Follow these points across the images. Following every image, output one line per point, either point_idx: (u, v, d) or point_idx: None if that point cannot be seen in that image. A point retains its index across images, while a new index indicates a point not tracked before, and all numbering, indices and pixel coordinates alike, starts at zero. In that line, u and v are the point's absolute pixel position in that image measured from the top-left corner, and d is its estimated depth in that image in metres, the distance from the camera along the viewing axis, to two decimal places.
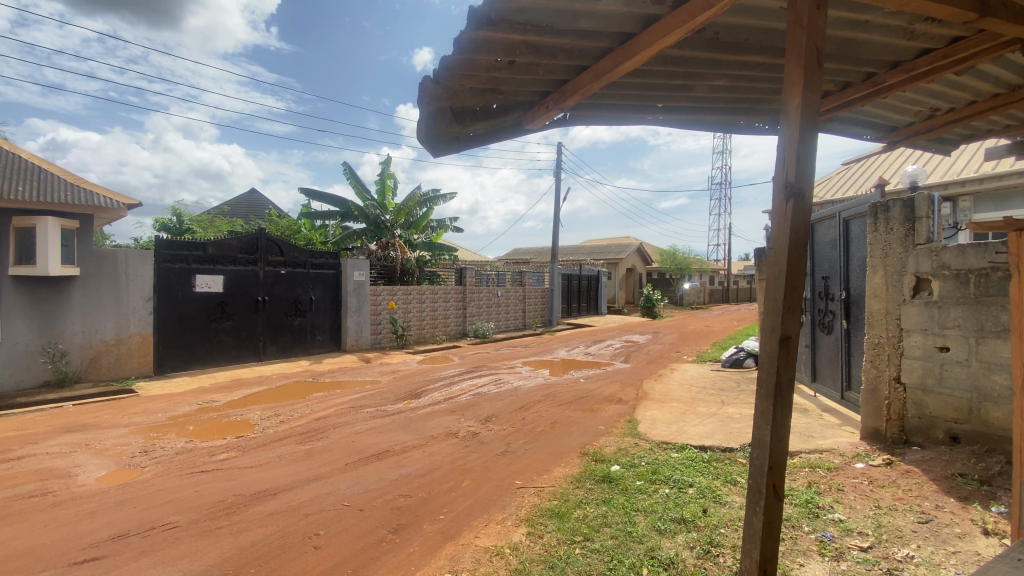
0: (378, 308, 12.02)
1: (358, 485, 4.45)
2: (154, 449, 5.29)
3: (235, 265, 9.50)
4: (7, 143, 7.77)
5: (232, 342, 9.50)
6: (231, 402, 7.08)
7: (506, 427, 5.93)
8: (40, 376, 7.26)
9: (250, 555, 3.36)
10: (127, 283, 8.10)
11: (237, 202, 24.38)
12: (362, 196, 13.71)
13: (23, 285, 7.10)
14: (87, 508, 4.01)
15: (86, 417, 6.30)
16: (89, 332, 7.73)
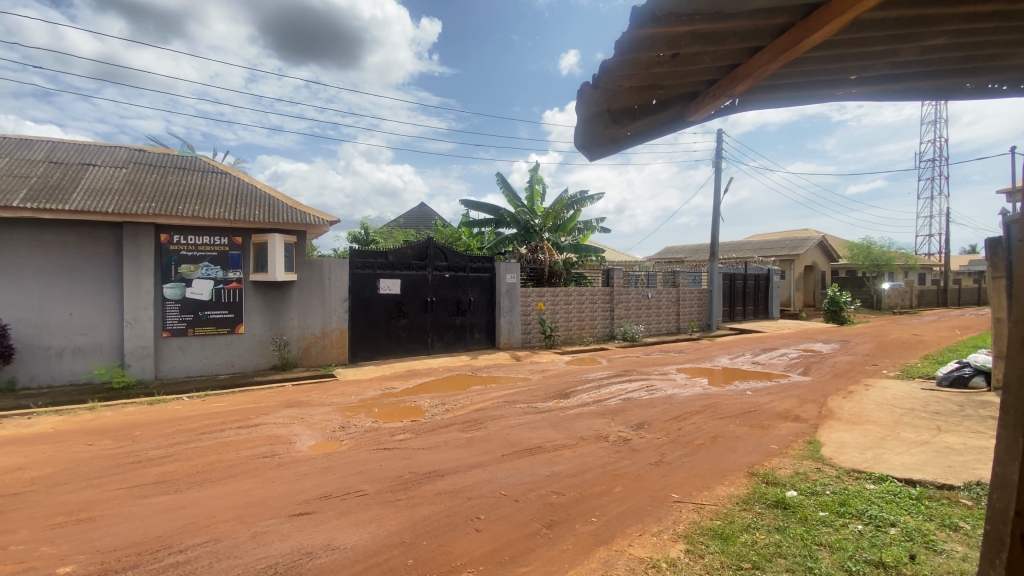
0: (529, 308, 12.50)
1: (513, 476, 4.69)
2: (349, 426, 6.28)
3: (409, 270, 10.75)
4: (249, 178, 9.98)
5: (407, 338, 10.77)
6: (406, 390, 8.04)
7: (660, 435, 5.68)
8: (270, 359, 9.15)
9: (424, 528, 3.78)
10: (330, 286, 9.72)
11: (409, 215, 27.75)
12: (514, 203, 14.40)
13: (259, 287, 9.03)
14: (302, 470, 4.93)
15: (301, 395, 7.76)
16: (304, 326, 9.48)
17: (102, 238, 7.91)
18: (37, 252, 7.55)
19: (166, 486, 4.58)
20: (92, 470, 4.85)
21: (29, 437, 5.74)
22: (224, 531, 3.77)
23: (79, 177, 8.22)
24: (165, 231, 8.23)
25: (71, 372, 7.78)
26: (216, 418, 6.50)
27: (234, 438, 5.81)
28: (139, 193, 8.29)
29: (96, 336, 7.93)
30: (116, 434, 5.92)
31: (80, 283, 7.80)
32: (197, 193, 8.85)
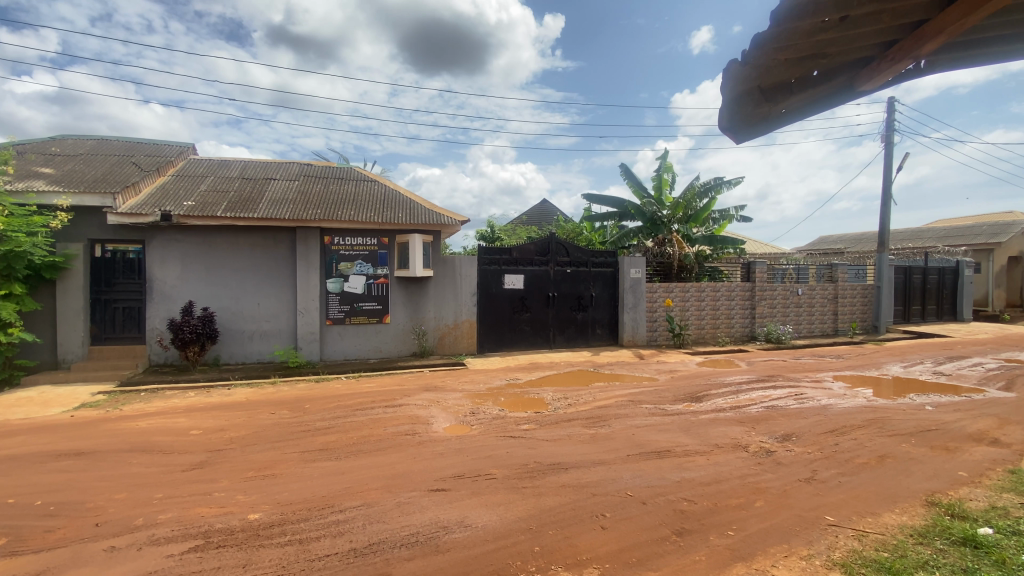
0: (655, 304, 12.00)
1: (640, 478, 4.56)
2: (478, 412, 6.65)
3: (532, 266, 11.00)
4: (393, 185, 11.07)
5: (531, 331, 11.05)
6: (530, 382, 8.26)
7: (810, 450, 5.08)
8: (411, 347, 10.06)
9: (550, 518, 3.86)
10: (460, 281, 10.38)
11: (532, 212, 28.36)
12: (639, 194, 13.90)
13: (401, 282, 9.97)
14: (438, 450, 5.35)
15: (436, 381, 8.41)
16: (438, 317, 10.26)
17: (281, 240, 9.39)
18: (235, 253, 9.22)
19: (329, 453, 5.31)
20: (275, 435, 5.82)
21: (230, 404, 7.06)
22: (374, 498, 4.25)
23: (264, 190, 9.86)
24: (327, 233, 9.50)
25: (259, 352, 9.39)
26: (367, 397, 7.36)
27: (380, 416, 6.52)
28: (308, 201, 9.67)
29: (277, 323, 9.45)
30: (291, 405, 7.02)
31: (266, 278, 9.36)
32: (352, 199, 10.05)
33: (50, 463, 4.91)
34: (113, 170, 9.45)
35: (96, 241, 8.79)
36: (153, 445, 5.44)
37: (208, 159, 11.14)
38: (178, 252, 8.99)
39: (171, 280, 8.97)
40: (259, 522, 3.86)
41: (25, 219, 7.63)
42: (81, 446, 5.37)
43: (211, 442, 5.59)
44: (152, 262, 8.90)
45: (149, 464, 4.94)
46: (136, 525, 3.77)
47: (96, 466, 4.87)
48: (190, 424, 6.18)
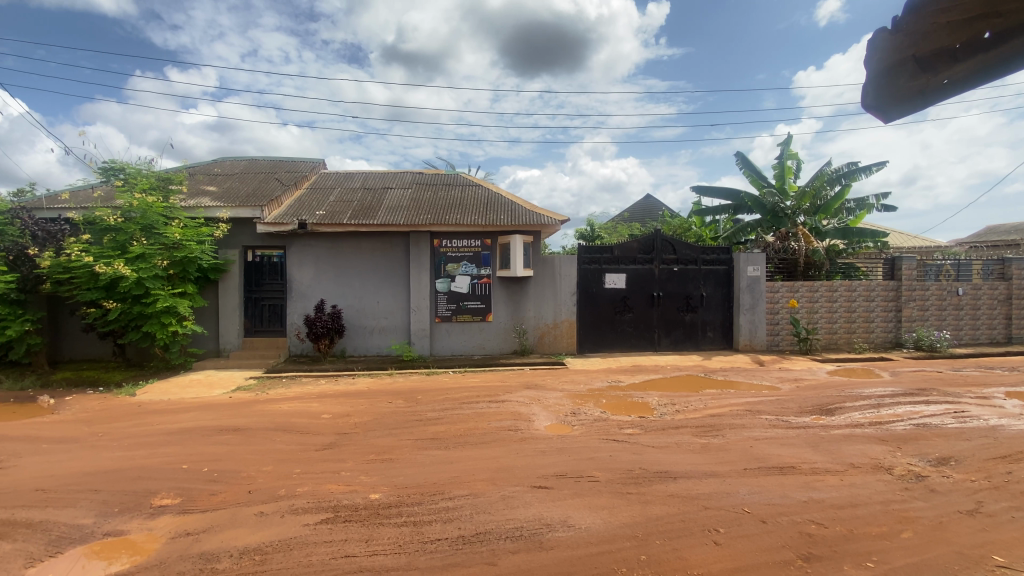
0: (776, 305, 10.99)
1: (758, 494, 4.21)
2: (580, 413, 6.61)
3: (635, 265, 10.67)
4: (496, 187, 11.41)
5: (634, 332, 10.72)
6: (634, 385, 8.02)
7: (976, 478, 4.30)
8: (512, 345, 10.29)
9: (657, 527, 3.72)
10: (562, 280, 10.40)
11: (634, 208, 27.54)
12: (757, 184, 12.82)
13: (504, 282, 10.24)
14: (540, 447, 5.42)
15: (538, 379, 8.51)
16: (539, 317, 10.38)
17: (396, 244, 10.15)
18: (358, 256, 10.15)
19: (439, 442, 5.63)
20: (391, 423, 6.31)
21: (353, 392, 7.80)
22: (480, 489, 4.42)
23: (381, 198, 10.74)
24: (436, 236, 10.07)
25: (377, 346, 10.24)
26: (473, 392, 7.68)
27: (485, 411, 6.76)
28: (419, 207, 10.34)
29: (392, 319, 10.23)
30: (404, 396, 7.55)
31: (383, 278, 10.18)
32: (458, 203, 10.54)
33: (215, 436, 5.81)
34: (261, 186, 10.92)
35: (247, 247, 10.19)
36: (292, 426, 6.19)
37: (335, 172, 12.40)
38: (311, 255, 10.12)
39: (306, 280, 10.13)
40: (379, 501, 4.21)
41: (195, 229, 9.05)
42: (238, 423, 6.29)
43: (339, 426, 6.22)
44: (291, 265, 10.11)
45: (289, 442, 5.63)
46: (279, 495, 4.32)
47: (248, 441, 5.67)
48: (321, 408, 6.94)
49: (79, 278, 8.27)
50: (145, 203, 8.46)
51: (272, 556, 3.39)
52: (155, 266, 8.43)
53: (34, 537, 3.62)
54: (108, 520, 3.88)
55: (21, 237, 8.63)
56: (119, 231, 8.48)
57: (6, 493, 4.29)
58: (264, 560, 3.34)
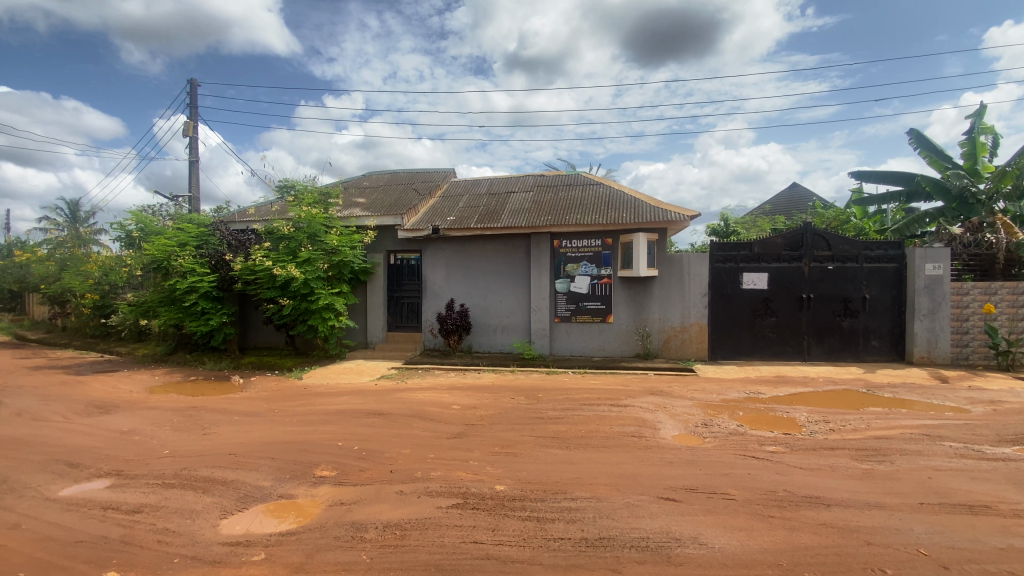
0: (964, 311, 9.11)
1: (940, 535, 3.51)
2: (712, 424, 6.15)
3: (778, 263, 9.63)
4: (619, 186, 11.14)
5: (777, 339, 9.68)
6: (775, 397, 7.22)
7: None
8: (635, 348, 9.95)
9: (805, 558, 3.30)
10: (691, 280, 9.80)
11: (778, 200, 24.86)
12: (938, 165, 10.78)
13: (627, 283, 9.95)
14: (668, 457, 5.14)
15: (664, 385, 8.11)
16: (665, 319, 9.89)
17: (519, 245, 10.44)
18: (484, 257, 10.64)
19: (561, 441, 5.66)
20: (515, 418, 6.50)
21: (479, 387, 8.19)
22: (604, 493, 4.34)
23: (505, 202, 11.14)
24: (558, 236, 10.15)
25: (501, 344, 10.62)
26: (595, 394, 7.59)
27: (608, 414, 6.63)
28: (541, 209, 10.52)
29: (515, 318, 10.54)
30: (527, 393, 7.74)
31: (507, 279, 10.53)
32: (580, 203, 10.50)
33: (363, 418, 6.53)
34: (401, 196, 12.02)
35: (389, 251, 11.31)
36: (427, 414, 6.71)
37: (464, 180, 13.16)
38: (443, 257, 10.86)
39: (438, 281, 10.90)
40: (505, 494, 4.35)
41: (348, 235, 10.29)
42: (381, 408, 7.00)
43: (467, 417, 6.58)
44: (426, 267, 10.96)
45: (424, 429, 6.10)
46: (416, 477, 4.70)
47: (390, 425, 6.27)
48: (452, 400, 7.41)
49: (262, 279, 9.90)
50: (311, 215, 9.84)
51: (410, 533, 3.69)
52: (318, 268, 9.77)
53: (231, 491, 4.41)
54: (282, 484, 4.58)
55: (222, 246, 10.59)
56: (291, 239, 9.97)
57: (213, 453, 5.30)
58: (404, 536, 3.66)
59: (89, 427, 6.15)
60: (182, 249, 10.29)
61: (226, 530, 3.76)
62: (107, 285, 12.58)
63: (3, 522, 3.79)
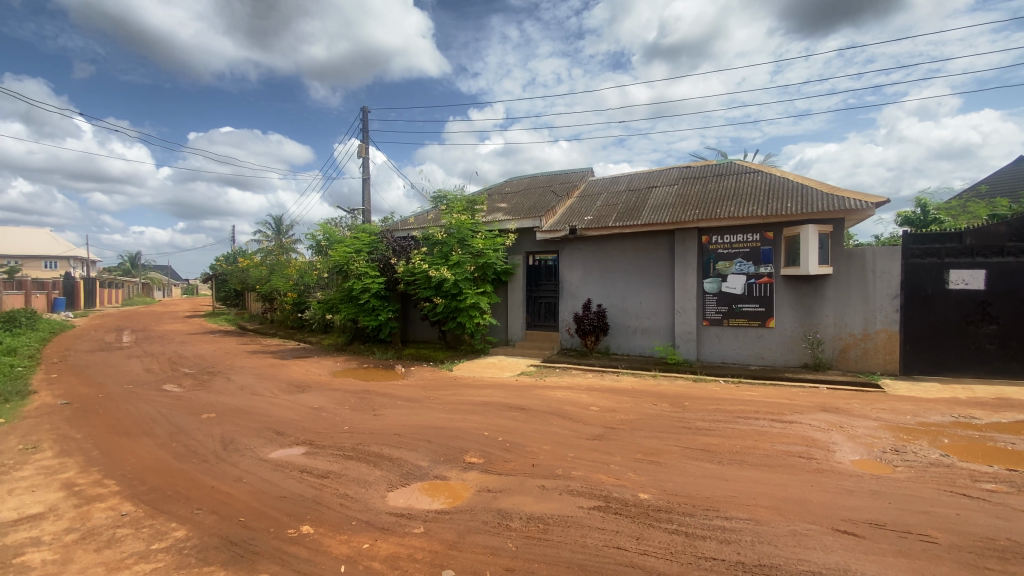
0: None
1: None
2: (905, 451, 5.14)
3: (1002, 257, 7.71)
4: (780, 173, 9.96)
5: (999, 352, 7.75)
6: (998, 425, 5.77)
7: None
8: (802, 357, 8.79)
9: None
10: (875, 279, 8.35)
11: (998, 177, 19.90)
12: None
13: (791, 282, 8.84)
14: (844, 485, 4.42)
15: (838, 401, 7.02)
16: (841, 325, 8.56)
17: (662, 243, 9.95)
18: (624, 256, 10.35)
19: (712, 455, 5.25)
20: (659, 425, 6.20)
21: (620, 389, 8.00)
22: (764, 516, 3.90)
23: (647, 198, 10.71)
24: (706, 233, 9.45)
25: (641, 346, 10.23)
26: (750, 406, 6.89)
27: (768, 429, 5.95)
28: (687, 203, 9.90)
29: (657, 320, 10.06)
30: (671, 399, 7.34)
31: (648, 278, 10.11)
32: (733, 195, 9.63)
33: (506, 412, 6.82)
34: (540, 199, 12.33)
35: (529, 253, 11.68)
36: (566, 413, 6.76)
37: (603, 178, 12.99)
38: (581, 257, 10.83)
39: (576, 281, 10.91)
40: (650, 503, 4.16)
41: (492, 239, 10.88)
42: (523, 403, 7.24)
43: (607, 420, 6.46)
44: (564, 267, 11.05)
45: (565, 427, 6.15)
46: (558, 474, 4.76)
47: (531, 420, 6.45)
48: (591, 400, 7.35)
49: (419, 280, 10.97)
50: (460, 221, 10.63)
51: (553, 529, 3.74)
52: (466, 270, 10.52)
53: (394, 468, 4.95)
54: (437, 466, 5.00)
55: (388, 251, 12.01)
56: (444, 243, 10.87)
57: (380, 433, 6.01)
58: (547, 530, 3.72)
59: (290, 403, 7.44)
60: (357, 254, 11.91)
61: (391, 502, 4.23)
62: (302, 285, 15.13)
63: (234, 474, 4.77)
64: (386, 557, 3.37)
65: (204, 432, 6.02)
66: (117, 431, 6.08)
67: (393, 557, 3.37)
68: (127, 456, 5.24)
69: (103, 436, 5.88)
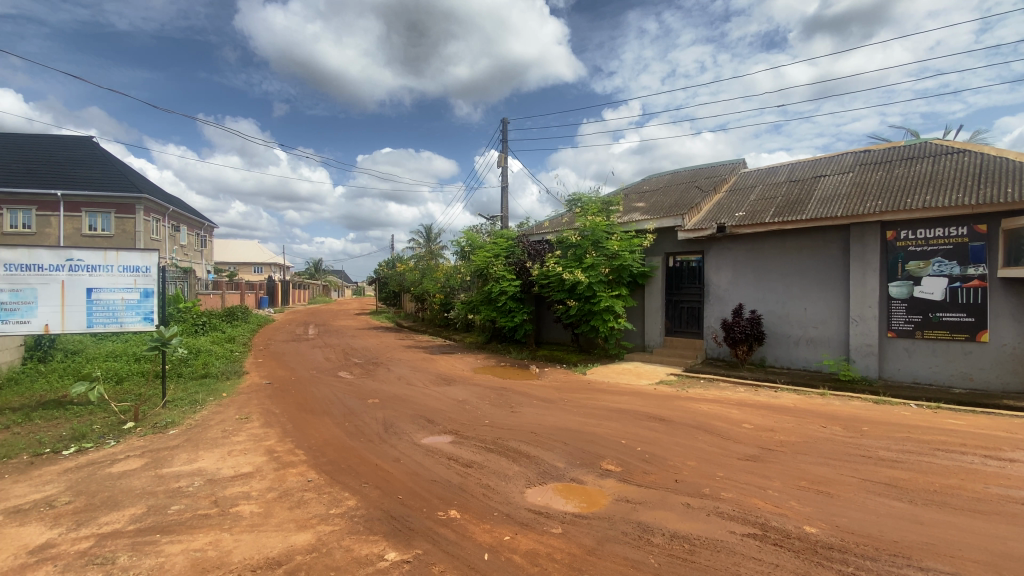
0: None
1: None
2: None
3: None
4: (998, 150, 8.01)
5: None
6: None
7: None
8: None
9: None
10: None
11: None
12: None
13: (1013, 287, 7.05)
14: None
15: None
16: None
17: (831, 240, 8.69)
18: (783, 256, 9.26)
19: (900, 491, 4.38)
20: (828, 451, 5.39)
21: (777, 406, 7.14)
22: None
23: (812, 189, 9.45)
24: (891, 227, 8.01)
25: (804, 359, 9.03)
26: (954, 437, 5.62)
27: (981, 467, 4.78)
28: (865, 193, 8.50)
29: (826, 330, 8.80)
30: (843, 422, 6.32)
31: (813, 282, 8.90)
32: (929, 181, 8.01)
33: (646, 421, 6.53)
34: (683, 196, 11.64)
35: (670, 254, 11.10)
36: (714, 428, 6.24)
37: (757, 170, 11.80)
38: (730, 258, 9.95)
39: (724, 284, 10.05)
40: (816, 537, 3.63)
41: (628, 240, 10.56)
42: (663, 413, 6.87)
43: (763, 440, 5.80)
44: (710, 269, 10.26)
45: (712, 443, 5.69)
46: (704, 493, 4.40)
47: (673, 432, 6.08)
48: (742, 416, 6.69)
49: (554, 283, 11.12)
50: (594, 223, 10.53)
51: (699, 551, 3.46)
52: (600, 273, 10.37)
53: (533, 465, 5.06)
54: (574, 469, 4.98)
55: (524, 255, 12.41)
56: (578, 246, 10.85)
57: (518, 430, 6.19)
58: (693, 551, 3.46)
59: (439, 394, 8.08)
60: (496, 259, 12.56)
61: (529, 498, 4.33)
62: (448, 287, 16.42)
63: (393, 455, 5.32)
64: (526, 552, 3.44)
65: (369, 415, 6.84)
66: (304, 409, 7.22)
67: (532, 553, 3.43)
68: (312, 431, 6.19)
69: (294, 413, 7.04)
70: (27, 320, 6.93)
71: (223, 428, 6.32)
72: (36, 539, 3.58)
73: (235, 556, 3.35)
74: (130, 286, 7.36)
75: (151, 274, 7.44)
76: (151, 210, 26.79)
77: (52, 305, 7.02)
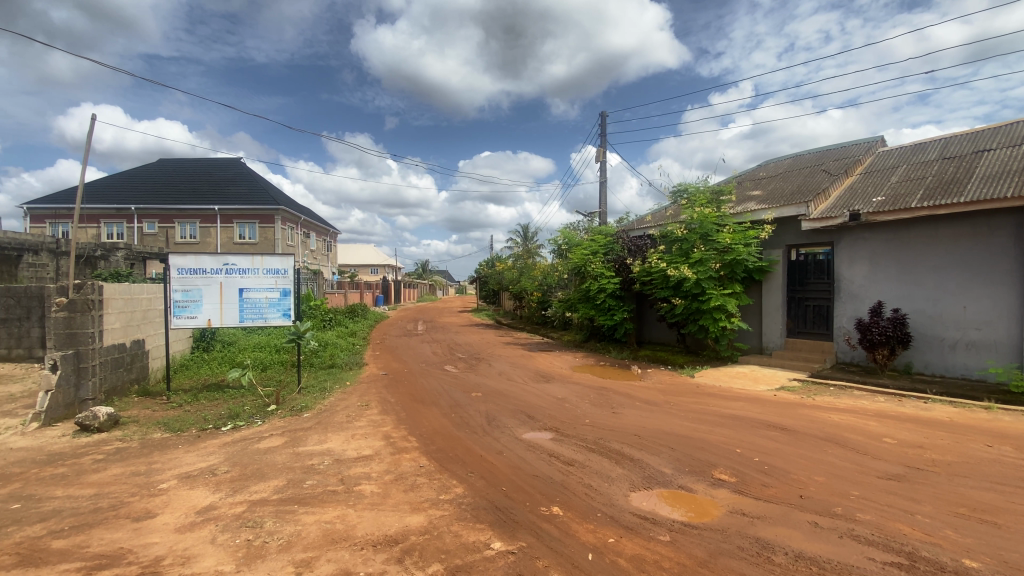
0: None
1: None
2: None
3: None
4: None
5: None
6: None
7: None
8: None
9: None
10: None
11: None
12: None
13: None
14: None
15: None
16: None
17: (999, 226, 7.31)
18: (934, 247, 7.97)
19: None
20: (998, 475, 4.53)
21: (928, 420, 6.15)
22: None
23: (973, 167, 8.02)
24: None
25: (964, 366, 7.70)
26: None
27: None
28: None
29: (993, 332, 7.43)
30: (1019, 443, 5.27)
31: (976, 276, 7.55)
32: None
33: (763, 430, 6.01)
34: (806, 181, 10.52)
35: (791, 246, 10.10)
36: (846, 441, 5.56)
37: (900, 147, 10.29)
38: (866, 251, 8.79)
39: (858, 279, 8.91)
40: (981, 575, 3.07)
41: (742, 232, 9.78)
42: (784, 422, 6.27)
43: (909, 458, 5.04)
44: (841, 262, 9.15)
45: (844, 458, 5.07)
46: (836, 513, 3.93)
47: (796, 444, 5.53)
48: (882, 430, 5.88)
49: (656, 279, 10.67)
50: (703, 215, 9.91)
51: None
52: (709, 268, 9.71)
53: (637, 469, 4.90)
54: (683, 476, 4.73)
55: (624, 251, 12.08)
56: (684, 241, 10.29)
57: (621, 431, 6.05)
58: None
59: (539, 391, 8.17)
60: (594, 256, 12.39)
61: (634, 502, 4.20)
62: (545, 286, 16.57)
63: (496, 448, 5.49)
64: (631, 557, 3.35)
65: (473, 408, 7.12)
66: (416, 399, 7.73)
67: (639, 559, 3.32)
68: (422, 420, 6.60)
69: (407, 402, 7.56)
70: (195, 315, 8.15)
71: (348, 414, 6.99)
72: (202, 501, 4.25)
73: (358, 531, 3.68)
74: (272, 286, 8.45)
75: (288, 275, 8.49)
76: (287, 220, 30.56)
77: (213, 303, 8.22)
